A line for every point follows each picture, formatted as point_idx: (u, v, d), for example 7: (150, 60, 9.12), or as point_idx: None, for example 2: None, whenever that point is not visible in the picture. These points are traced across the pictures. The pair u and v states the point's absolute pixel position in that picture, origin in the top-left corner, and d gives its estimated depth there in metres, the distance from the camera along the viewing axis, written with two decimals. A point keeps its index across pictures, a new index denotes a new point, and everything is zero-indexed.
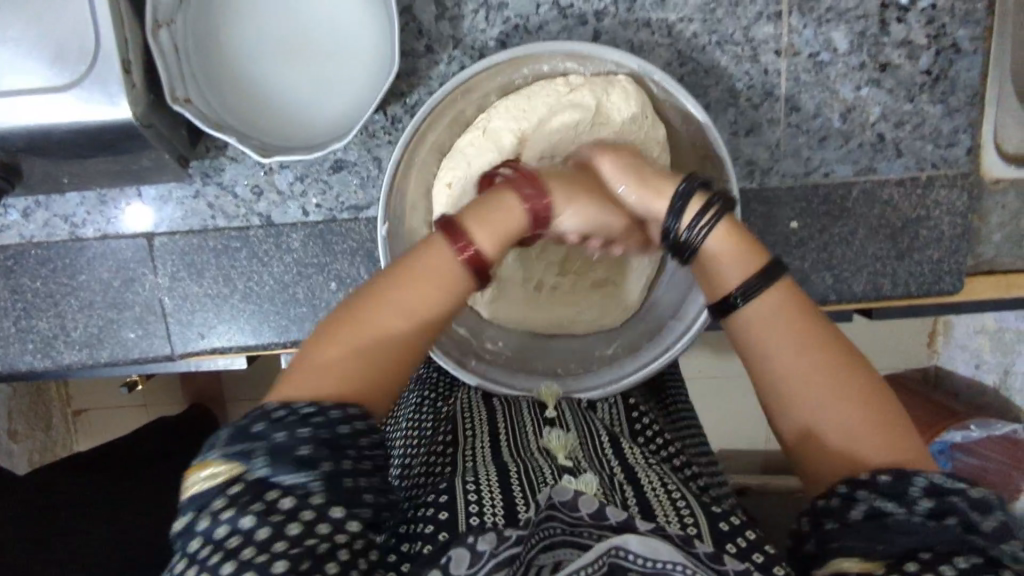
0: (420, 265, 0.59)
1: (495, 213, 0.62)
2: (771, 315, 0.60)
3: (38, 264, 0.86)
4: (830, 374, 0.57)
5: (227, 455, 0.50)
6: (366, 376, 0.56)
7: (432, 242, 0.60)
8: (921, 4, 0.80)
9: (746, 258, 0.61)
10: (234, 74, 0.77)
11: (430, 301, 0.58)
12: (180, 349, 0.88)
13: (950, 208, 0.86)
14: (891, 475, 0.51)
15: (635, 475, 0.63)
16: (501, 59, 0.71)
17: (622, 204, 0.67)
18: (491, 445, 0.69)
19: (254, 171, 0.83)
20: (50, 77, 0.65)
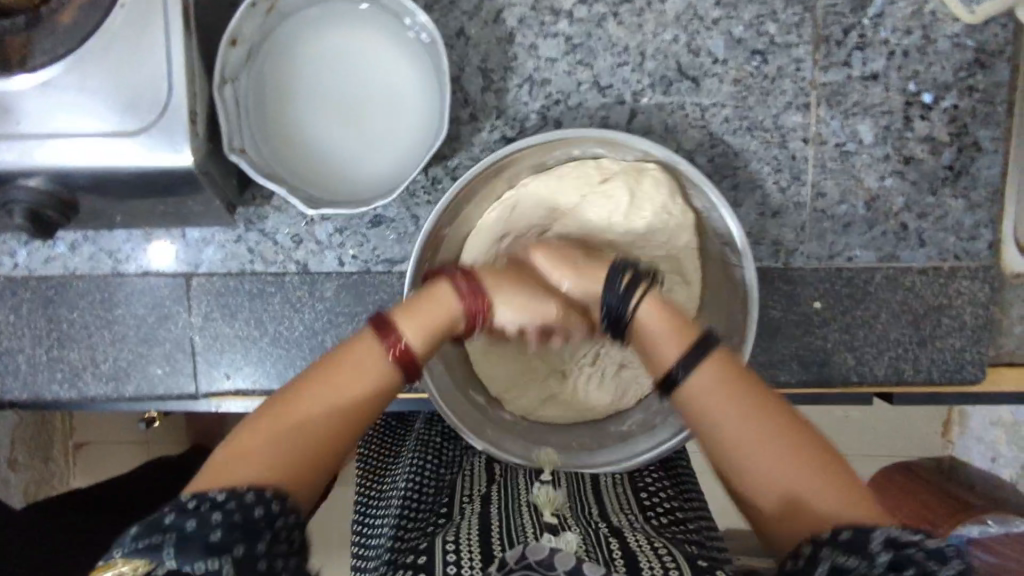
0: (359, 359, 0.63)
1: (433, 305, 0.67)
2: (710, 375, 0.63)
3: (77, 296, 0.88)
4: (786, 451, 0.59)
5: (132, 548, 0.51)
6: (285, 463, 0.58)
7: (365, 336, 0.64)
8: (944, 104, 0.84)
9: (681, 334, 0.65)
10: (289, 130, 0.81)
11: (346, 401, 0.62)
12: (205, 388, 0.89)
13: (973, 298, 0.87)
14: (848, 529, 0.53)
15: (622, 537, 0.62)
16: (542, 139, 0.72)
17: (560, 299, 0.71)
18: (480, 505, 0.70)
19: (296, 221, 0.87)
20: (119, 123, 0.69)
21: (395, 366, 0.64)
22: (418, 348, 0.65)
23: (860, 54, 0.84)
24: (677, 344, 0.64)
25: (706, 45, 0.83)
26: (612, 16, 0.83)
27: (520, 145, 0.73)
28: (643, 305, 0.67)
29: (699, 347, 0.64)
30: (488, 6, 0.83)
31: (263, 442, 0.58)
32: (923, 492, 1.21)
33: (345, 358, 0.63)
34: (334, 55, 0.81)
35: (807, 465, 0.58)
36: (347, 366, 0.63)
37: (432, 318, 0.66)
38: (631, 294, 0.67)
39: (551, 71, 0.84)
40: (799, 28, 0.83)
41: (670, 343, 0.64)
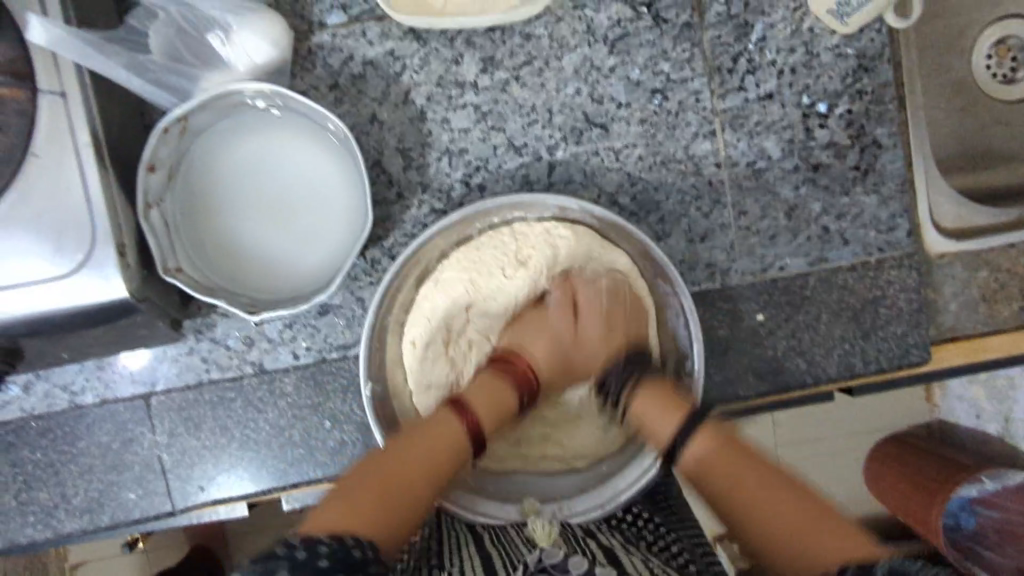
0: (430, 431, 0.74)
1: (485, 391, 0.78)
2: (708, 448, 0.74)
3: (37, 435, 0.88)
4: (782, 504, 0.68)
5: (249, 570, 0.54)
6: (400, 517, 0.66)
7: (440, 416, 0.75)
8: (838, 111, 0.89)
9: (671, 408, 0.77)
10: (221, 241, 0.83)
11: (436, 470, 0.71)
12: (181, 504, 0.89)
13: (903, 285, 0.91)
14: (853, 565, 0.56)
15: (619, 565, 0.63)
16: (452, 219, 0.77)
17: (589, 350, 0.84)
18: (474, 546, 0.72)
19: (244, 324, 0.88)
20: (49, 267, 0.70)
21: (466, 439, 0.74)
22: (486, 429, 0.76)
23: (752, 78, 0.88)
24: (675, 419, 0.76)
25: (608, 93, 0.88)
26: (513, 79, 0.87)
27: (430, 231, 0.77)
28: (646, 391, 0.79)
29: (696, 414, 0.76)
30: (396, 89, 0.87)
31: (364, 505, 0.65)
32: (919, 458, 1.22)
33: (421, 434, 0.73)
34: (255, 162, 0.83)
35: (812, 520, 0.66)
36: (427, 438, 0.72)
37: (487, 399, 0.77)
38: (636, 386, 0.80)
39: (466, 140, 0.87)
40: (690, 63, 0.88)
41: (663, 420, 0.76)
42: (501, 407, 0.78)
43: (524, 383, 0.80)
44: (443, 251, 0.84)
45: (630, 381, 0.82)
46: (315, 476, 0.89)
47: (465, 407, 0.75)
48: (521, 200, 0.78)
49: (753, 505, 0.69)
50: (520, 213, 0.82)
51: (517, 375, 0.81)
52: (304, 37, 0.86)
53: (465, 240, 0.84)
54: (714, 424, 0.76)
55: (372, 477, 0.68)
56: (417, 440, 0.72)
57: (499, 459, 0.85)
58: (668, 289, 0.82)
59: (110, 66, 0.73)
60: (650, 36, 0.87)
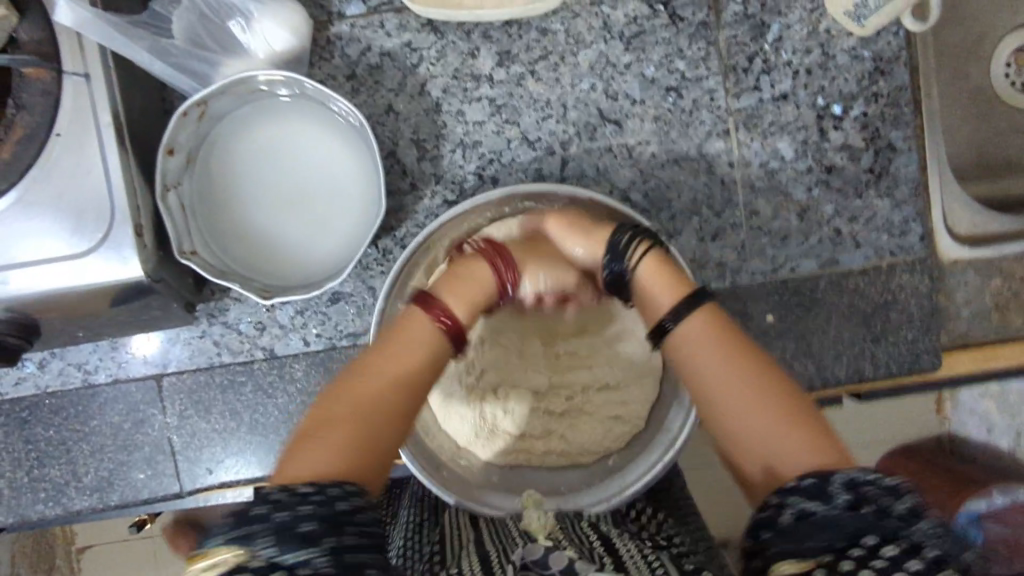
0: (405, 336, 0.68)
1: (468, 274, 0.74)
2: (697, 324, 0.68)
3: (51, 413, 0.89)
4: (774, 410, 0.62)
5: (225, 542, 0.51)
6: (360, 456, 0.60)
7: (412, 314, 0.70)
8: (854, 113, 0.89)
9: (676, 284, 0.71)
10: (236, 226, 0.84)
11: (404, 393, 0.66)
12: (189, 486, 0.90)
13: (914, 290, 0.90)
14: (814, 476, 0.54)
15: (615, 550, 0.63)
16: (462, 205, 0.79)
17: (583, 292, 0.81)
18: (477, 541, 0.71)
19: (257, 309, 0.89)
20: (68, 246, 0.72)
21: (445, 338, 0.69)
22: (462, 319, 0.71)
23: (767, 77, 0.88)
24: (676, 297, 0.70)
25: (622, 89, 0.88)
26: (529, 74, 0.88)
27: (442, 217, 0.79)
28: (643, 263, 0.73)
29: (697, 296, 0.69)
30: (412, 81, 0.87)
31: (333, 436, 0.61)
32: (925, 469, 1.21)
33: (395, 339, 0.68)
34: (271, 148, 0.84)
35: (782, 403, 0.62)
36: (399, 347, 0.67)
37: (456, 288, 0.72)
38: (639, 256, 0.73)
39: (481, 133, 0.88)
40: (706, 62, 0.88)
41: (663, 293, 0.71)
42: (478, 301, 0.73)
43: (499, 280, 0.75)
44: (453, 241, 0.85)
45: (621, 251, 0.74)
46: None
47: (434, 302, 0.70)
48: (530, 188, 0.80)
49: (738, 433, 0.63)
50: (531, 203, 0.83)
51: (500, 270, 0.76)
52: (324, 28, 0.87)
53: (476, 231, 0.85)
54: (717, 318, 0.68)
55: (343, 402, 0.63)
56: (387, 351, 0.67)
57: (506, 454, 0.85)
58: None
59: (135, 51, 0.74)
60: (666, 34, 0.88)
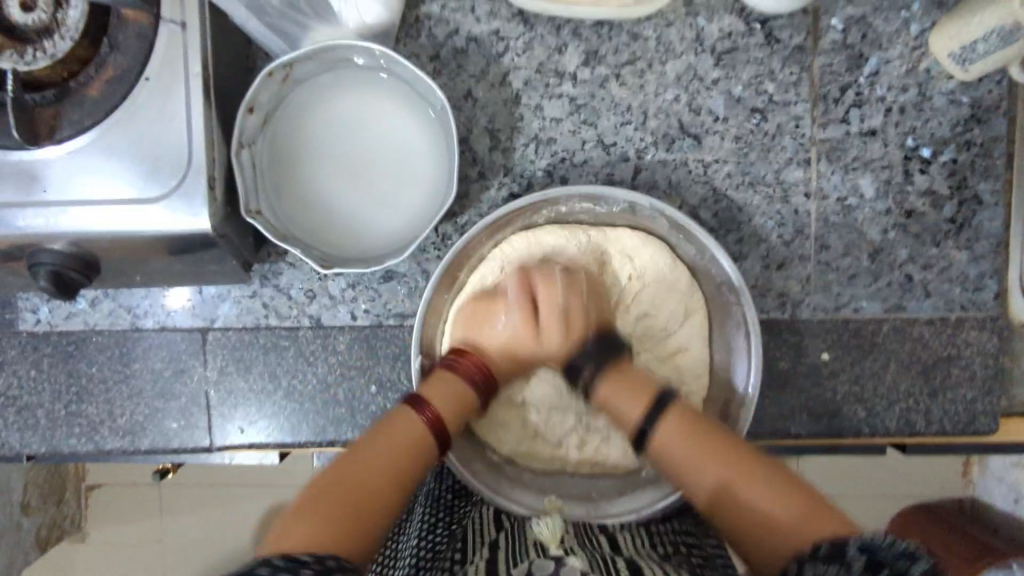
0: (398, 429, 0.70)
1: (445, 387, 0.74)
2: (673, 428, 0.70)
3: (96, 350, 0.90)
4: (734, 475, 0.66)
5: None
6: (356, 519, 0.62)
7: (400, 410, 0.71)
8: (943, 158, 0.86)
9: (636, 384, 0.73)
10: (300, 191, 0.84)
11: (399, 460, 0.68)
12: (218, 442, 0.91)
13: (981, 348, 0.87)
14: (826, 544, 0.55)
15: (636, 573, 0.60)
16: (521, 203, 0.76)
17: (550, 336, 0.76)
18: (489, 542, 0.70)
19: (310, 277, 0.89)
20: (141, 189, 0.72)
21: (428, 433, 0.70)
22: (447, 418, 0.72)
23: (857, 111, 0.86)
24: (642, 399, 0.72)
25: (706, 104, 0.86)
26: (614, 77, 0.86)
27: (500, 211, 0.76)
28: (608, 375, 0.74)
29: (662, 399, 0.72)
30: (495, 69, 0.87)
31: (331, 515, 0.61)
32: (943, 532, 1.17)
33: (377, 437, 0.68)
34: (346, 119, 0.84)
35: (759, 473, 0.65)
36: (385, 434, 0.69)
37: (436, 397, 0.72)
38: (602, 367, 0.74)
39: (556, 131, 0.87)
40: (796, 87, 0.86)
41: (630, 404, 0.72)
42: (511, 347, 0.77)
43: (474, 373, 0.76)
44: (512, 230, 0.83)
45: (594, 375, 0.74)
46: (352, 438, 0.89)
47: (425, 400, 0.72)
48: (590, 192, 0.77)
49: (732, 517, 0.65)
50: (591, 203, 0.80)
51: (470, 380, 0.75)
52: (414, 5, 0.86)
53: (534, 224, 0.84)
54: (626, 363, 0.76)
55: (337, 480, 0.64)
56: (378, 439, 0.68)
57: (540, 459, 0.84)
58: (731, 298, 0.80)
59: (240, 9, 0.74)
60: (759, 54, 0.86)
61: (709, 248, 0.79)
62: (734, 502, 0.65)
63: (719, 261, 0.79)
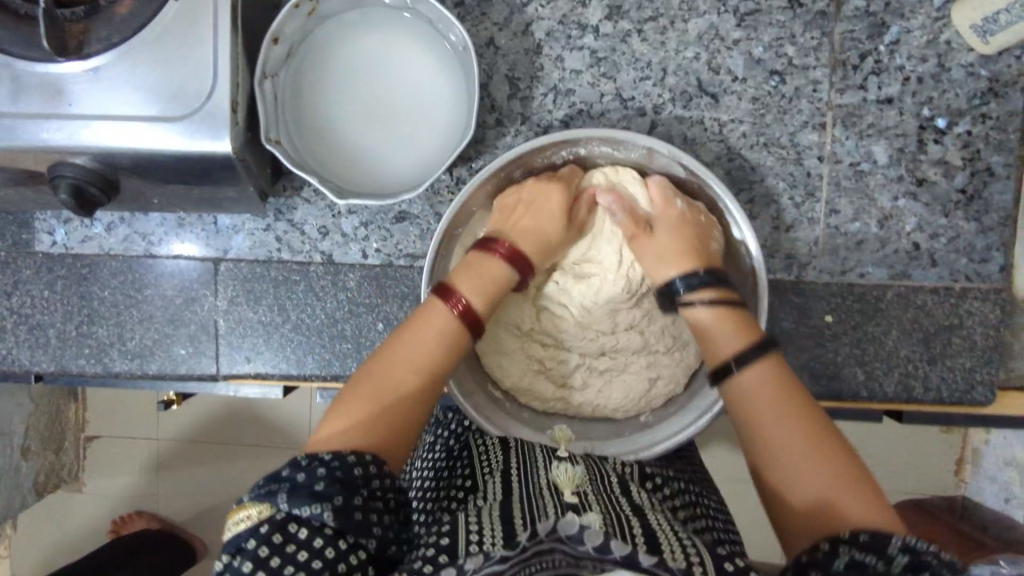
0: (429, 323, 0.68)
1: (479, 272, 0.73)
2: (755, 375, 0.66)
3: (109, 274, 0.91)
4: (810, 450, 0.61)
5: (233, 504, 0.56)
6: (395, 422, 0.64)
7: (431, 301, 0.70)
8: (958, 129, 0.86)
9: (746, 328, 0.69)
10: (319, 125, 0.84)
11: (438, 345, 0.68)
12: (225, 371, 0.92)
13: (983, 319, 0.88)
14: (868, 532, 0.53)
15: (647, 517, 0.62)
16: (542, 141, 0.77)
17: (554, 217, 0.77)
18: (500, 477, 0.72)
19: (324, 213, 0.90)
20: (165, 109, 0.73)
21: (461, 322, 0.69)
22: (479, 305, 0.70)
23: (876, 79, 0.86)
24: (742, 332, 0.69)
25: (726, 64, 0.87)
26: (635, 32, 0.87)
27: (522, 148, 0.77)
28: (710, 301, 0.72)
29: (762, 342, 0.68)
30: (518, 19, 0.87)
31: (359, 407, 0.63)
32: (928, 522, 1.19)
33: (409, 336, 0.68)
34: (369, 56, 0.84)
35: (822, 457, 0.60)
36: (418, 327, 0.68)
37: (477, 279, 0.71)
38: (704, 283, 0.73)
39: (575, 82, 0.88)
40: (817, 51, 0.86)
41: (731, 337, 0.69)
42: (544, 233, 0.78)
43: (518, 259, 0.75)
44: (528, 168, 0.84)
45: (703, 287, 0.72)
46: None
47: (453, 291, 0.70)
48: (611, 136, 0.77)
49: (760, 441, 0.63)
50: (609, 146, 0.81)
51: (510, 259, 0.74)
52: None
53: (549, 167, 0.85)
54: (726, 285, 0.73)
55: (377, 372, 0.66)
56: (410, 328, 0.68)
57: (543, 400, 0.85)
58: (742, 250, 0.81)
59: None
60: (782, 16, 0.86)
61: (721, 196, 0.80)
62: (764, 434, 0.63)
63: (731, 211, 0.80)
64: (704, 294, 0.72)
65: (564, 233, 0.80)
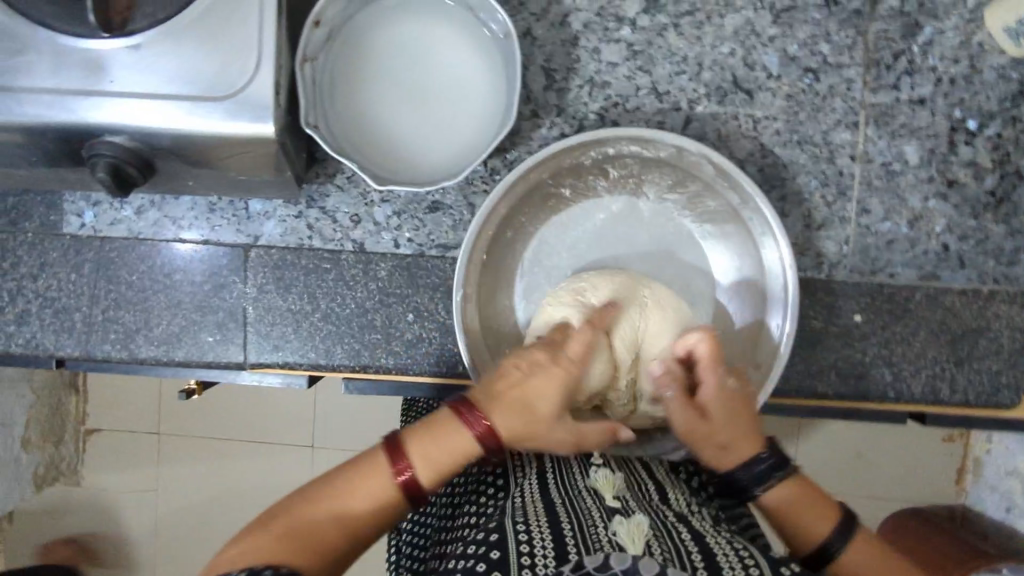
0: (357, 475, 0.61)
1: (443, 446, 0.61)
2: (863, 555, 0.62)
3: (138, 258, 0.91)
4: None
5: None
6: (308, 544, 0.56)
7: (374, 459, 0.61)
8: (988, 131, 0.87)
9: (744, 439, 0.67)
10: (356, 113, 0.84)
11: (360, 510, 0.60)
12: (252, 359, 0.91)
13: (1010, 322, 0.88)
14: None
15: (691, 526, 0.60)
16: (575, 141, 0.78)
17: (555, 433, 0.64)
18: (536, 479, 0.70)
19: (357, 201, 0.90)
20: (208, 89, 0.73)
21: (396, 489, 0.60)
22: (428, 485, 0.61)
23: (909, 79, 0.87)
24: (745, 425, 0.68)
25: (761, 61, 0.87)
26: (672, 26, 0.87)
27: (552, 148, 0.78)
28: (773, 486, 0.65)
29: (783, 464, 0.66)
30: (556, 9, 0.88)
31: (264, 536, 0.56)
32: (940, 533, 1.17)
33: (340, 477, 0.61)
34: (405, 44, 0.85)
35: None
36: (348, 479, 0.60)
37: (421, 455, 0.60)
38: (774, 465, 0.66)
39: (612, 75, 0.88)
40: (851, 51, 0.87)
41: (816, 517, 0.64)
42: (531, 420, 0.63)
43: (488, 441, 0.61)
44: (559, 166, 0.84)
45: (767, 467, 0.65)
46: (387, 363, 0.90)
47: (405, 460, 0.60)
48: (642, 134, 0.78)
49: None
50: (639, 147, 0.82)
51: (473, 426, 0.61)
52: None
53: (577, 166, 0.85)
54: (802, 474, 0.67)
55: (286, 514, 0.58)
56: (344, 477, 0.61)
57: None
58: (774, 255, 0.81)
59: None
60: (817, 15, 0.87)
61: (750, 197, 0.80)
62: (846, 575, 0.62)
63: (760, 210, 0.80)
64: (771, 488, 0.65)
65: (563, 413, 0.65)
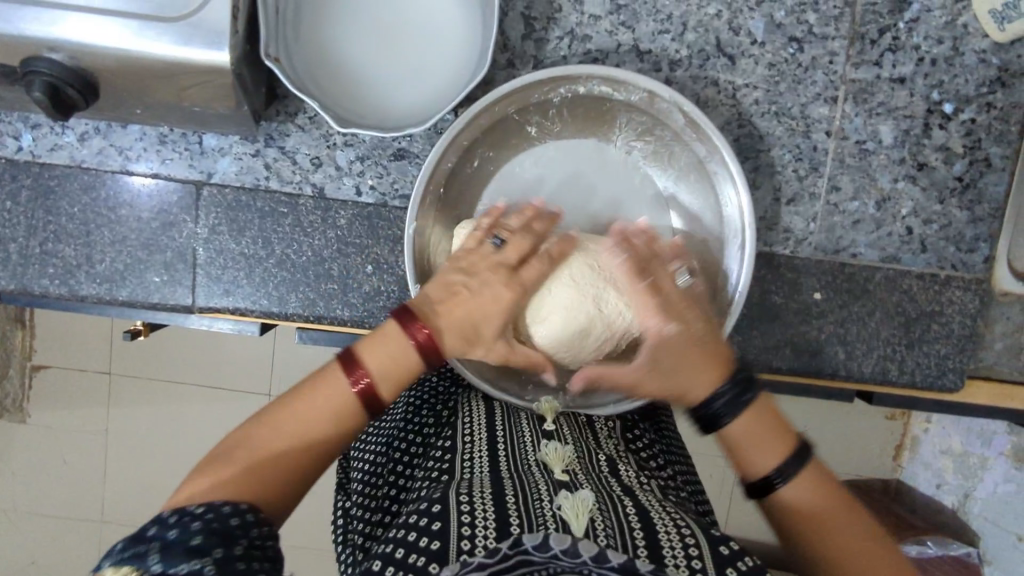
0: (379, 342, 0.63)
1: (385, 350, 0.63)
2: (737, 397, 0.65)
3: (80, 189, 0.85)
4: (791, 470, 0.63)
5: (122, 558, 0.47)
6: (283, 486, 0.58)
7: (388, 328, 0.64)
8: (963, 116, 0.87)
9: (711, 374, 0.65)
10: (321, 47, 0.79)
11: (318, 430, 0.60)
12: (201, 302, 0.87)
13: (962, 309, 0.90)
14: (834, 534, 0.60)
15: (639, 503, 0.59)
16: (541, 75, 0.75)
17: (487, 289, 0.68)
18: (489, 454, 0.67)
19: (319, 143, 0.85)
20: (157, 9, 0.67)
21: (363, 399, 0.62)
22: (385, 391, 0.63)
23: (892, 56, 0.86)
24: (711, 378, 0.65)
25: (747, 25, 0.85)
26: None
27: (519, 82, 0.76)
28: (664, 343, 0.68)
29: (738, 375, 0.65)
30: None
31: (273, 446, 0.59)
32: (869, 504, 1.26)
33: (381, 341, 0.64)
34: None
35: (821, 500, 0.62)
36: (377, 341, 0.64)
37: (385, 358, 0.63)
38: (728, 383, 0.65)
39: (593, 28, 0.85)
40: (838, 22, 0.85)
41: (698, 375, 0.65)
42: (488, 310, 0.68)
43: (429, 347, 0.64)
44: (527, 102, 0.81)
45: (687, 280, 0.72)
46: (341, 316, 0.87)
47: (361, 364, 0.62)
48: (615, 74, 0.75)
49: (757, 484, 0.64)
50: (610, 87, 0.79)
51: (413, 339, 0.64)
52: None
53: (543, 106, 0.83)
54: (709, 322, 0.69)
55: (266, 440, 0.59)
56: (301, 403, 0.61)
57: None
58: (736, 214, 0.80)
59: None
60: None
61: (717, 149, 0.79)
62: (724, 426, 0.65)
63: (726, 163, 0.78)
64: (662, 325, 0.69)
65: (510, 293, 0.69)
